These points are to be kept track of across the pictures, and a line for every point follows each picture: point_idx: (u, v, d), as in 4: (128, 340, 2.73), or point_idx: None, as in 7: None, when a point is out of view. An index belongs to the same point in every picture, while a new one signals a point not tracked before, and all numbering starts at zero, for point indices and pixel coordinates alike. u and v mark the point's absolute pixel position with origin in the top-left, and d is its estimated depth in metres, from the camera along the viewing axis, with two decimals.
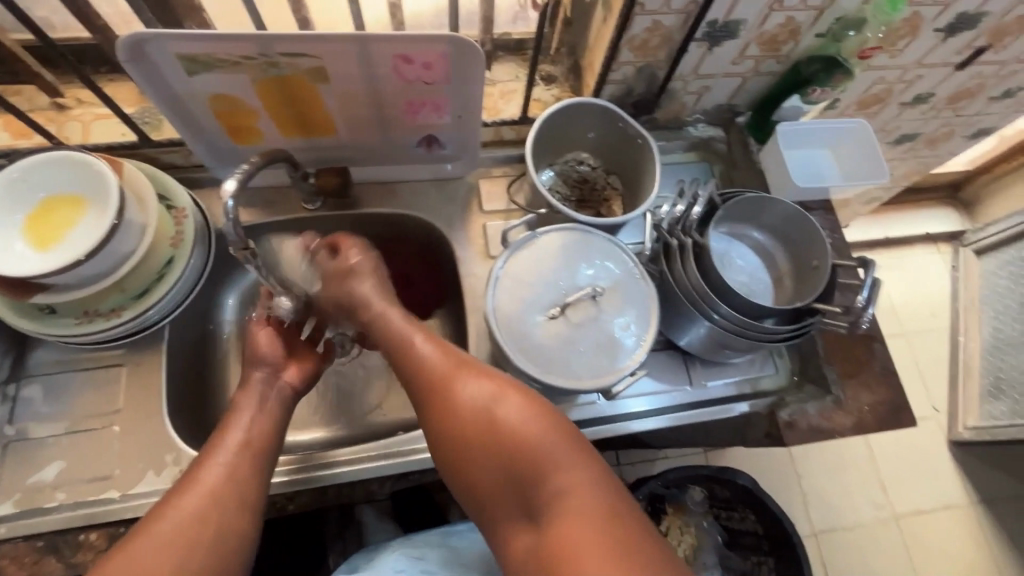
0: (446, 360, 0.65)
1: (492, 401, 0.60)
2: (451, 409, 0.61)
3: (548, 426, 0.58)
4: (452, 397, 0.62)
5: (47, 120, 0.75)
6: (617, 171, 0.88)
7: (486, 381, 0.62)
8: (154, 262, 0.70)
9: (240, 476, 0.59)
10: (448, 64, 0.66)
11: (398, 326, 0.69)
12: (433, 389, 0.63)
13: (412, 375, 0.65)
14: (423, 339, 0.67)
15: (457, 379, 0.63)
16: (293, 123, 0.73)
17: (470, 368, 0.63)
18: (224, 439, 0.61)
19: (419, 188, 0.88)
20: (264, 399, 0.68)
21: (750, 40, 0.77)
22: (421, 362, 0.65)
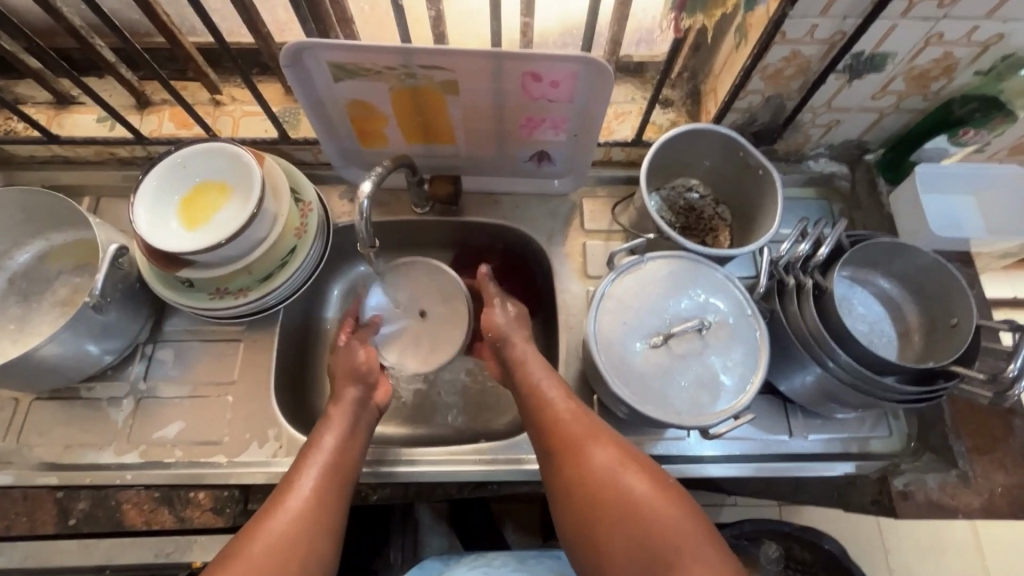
0: (578, 418, 0.63)
1: (616, 472, 0.58)
2: (575, 470, 0.60)
3: (677, 511, 0.56)
4: (582, 462, 0.60)
5: (205, 114, 0.84)
6: (728, 201, 0.85)
7: (615, 449, 0.60)
8: (280, 251, 0.75)
9: (327, 500, 0.60)
10: (575, 83, 0.67)
11: (530, 368, 0.69)
12: (560, 447, 0.62)
13: (542, 430, 0.64)
14: (555, 393, 0.66)
15: (586, 442, 0.61)
16: (418, 132, 0.76)
17: (598, 432, 0.62)
18: (315, 455, 0.62)
19: (524, 201, 0.89)
20: (355, 420, 0.67)
21: (898, 74, 0.71)
22: (551, 418, 0.64)
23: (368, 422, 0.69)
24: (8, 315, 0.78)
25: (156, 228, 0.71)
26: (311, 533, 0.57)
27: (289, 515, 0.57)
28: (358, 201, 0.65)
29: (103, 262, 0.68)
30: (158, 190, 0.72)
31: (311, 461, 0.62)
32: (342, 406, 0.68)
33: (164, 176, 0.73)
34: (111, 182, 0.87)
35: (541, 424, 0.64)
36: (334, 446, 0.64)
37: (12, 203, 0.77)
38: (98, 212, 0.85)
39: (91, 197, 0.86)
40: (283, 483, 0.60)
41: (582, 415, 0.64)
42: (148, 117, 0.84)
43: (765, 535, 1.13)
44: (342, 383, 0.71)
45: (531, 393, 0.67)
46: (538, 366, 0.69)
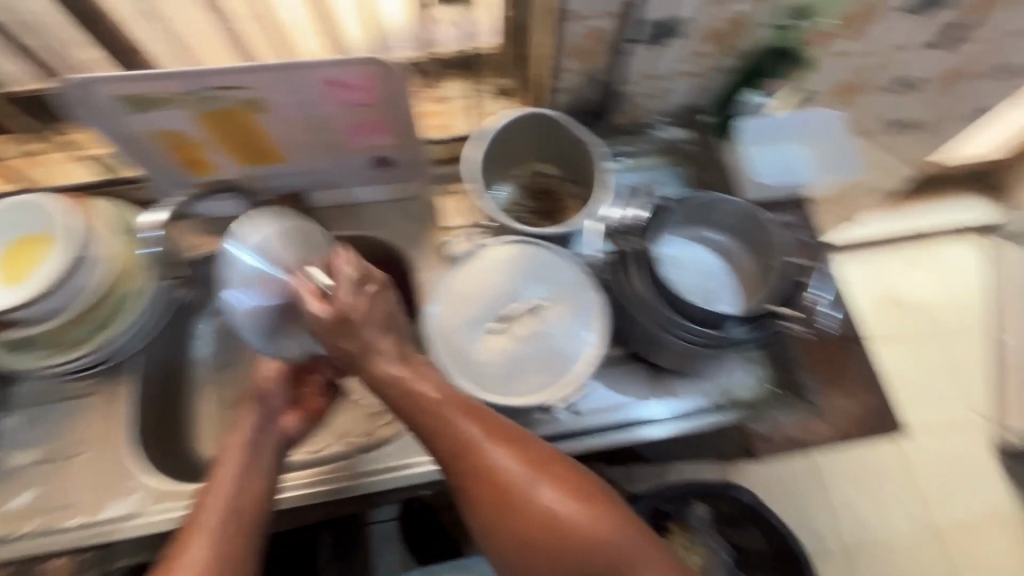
0: (501, 450, 0.58)
1: (546, 492, 0.57)
2: (495, 492, 0.57)
3: (613, 527, 0.57)
4: (516, 498, 0.56)
5: (21, 166, 0.81)
6: (577, 178, 0.86)
7: (548, 475, 0.58)
8: (113, 300, 0.74)
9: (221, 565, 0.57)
10: (380, 85, 0.67)
11: (422, 392, 0.59)
12: (488, 486, 0.57)
13: (452, 458, 0.58)
14: (469, 424, 0.58)
15: (516, 475, 0.57)
16: (246, 154, 0.75)
17: (512, 446, 0.59)
18: (206, 513, 0.60)
19: (380, 209, 0.89)
20: (252, 454, 0.65)
21: (698, 37, 0.74)
22: (463, 443, 0.58)
23: (266, 459, 0.66)
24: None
25: None
26: None
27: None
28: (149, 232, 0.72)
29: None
30: None
31: (199, 524, 0.59)
32: (235, 447, 0.66)
33: None
34: None
35: (461, 463, 0.58)
36: (229, 488, 0.62)
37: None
38: None
39: None
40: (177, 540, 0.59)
41: (506, 445, 0.58)
42: None
43: (690, 495, 1.15)
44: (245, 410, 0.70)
45: (445, 432, 0.58)
46: (438, 386, 0.60)
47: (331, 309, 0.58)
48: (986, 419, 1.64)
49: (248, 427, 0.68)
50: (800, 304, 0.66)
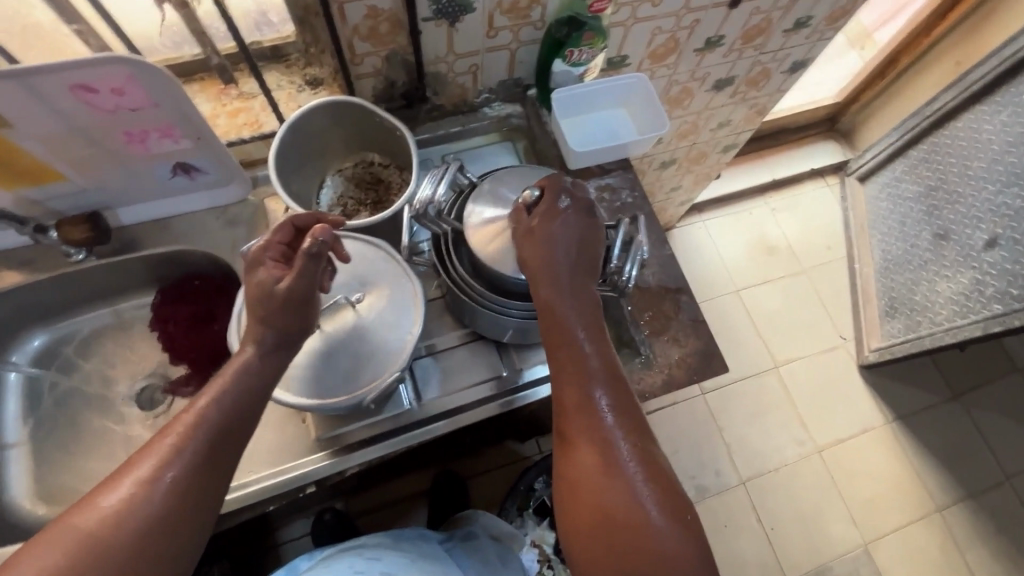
0: (623, 420, 0.59)
1: (635, 476, 0.56)
2: (589, 454, 0.57)
3: (693, 543, 0.54)
4: (599, 473, 0.56)
5: None
6: (406, 165, 0.83)
7: (637, 459, 0.57)
8: None
9: (185, 496, 0.49)
10: (142, 87, 0.62)
11: (598, 327, 0.63)
12: (598, 450, 0.57)
13: (576, 408, 0.60)
14: (608, 382, 0.60)
15: (619, 451, 0.57)
16: (8, 174, 0.68)
17: (629, 422, 0.59)
18: (180, 438, 0.51)
19: (199, 219, 0.82)
20: (239, 377, 0.55)
21: (493, 11, 0.74)
22: (589, 396, 0.59)
23: (243, 388, 0.55)
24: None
25: None
26: (155, 539, 0.47)
27: (98, 516, 0.46)
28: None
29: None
30: None
31: (165, 448, 0.50)
32: (249, 377, 0.56)
33: None
34: None
35: (586, 420, 0.59)
36: (219, 422, 0.53)
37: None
38: None
39: None
40: (148, 451, 0.50)
41: (620, 419, 0.59)
42: None
43: None
44: (253, 324, 0.57)
45: (612, 376, 0.61)
46: (595, 341, 0.62)
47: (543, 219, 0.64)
48: (852, 341, 1.82)
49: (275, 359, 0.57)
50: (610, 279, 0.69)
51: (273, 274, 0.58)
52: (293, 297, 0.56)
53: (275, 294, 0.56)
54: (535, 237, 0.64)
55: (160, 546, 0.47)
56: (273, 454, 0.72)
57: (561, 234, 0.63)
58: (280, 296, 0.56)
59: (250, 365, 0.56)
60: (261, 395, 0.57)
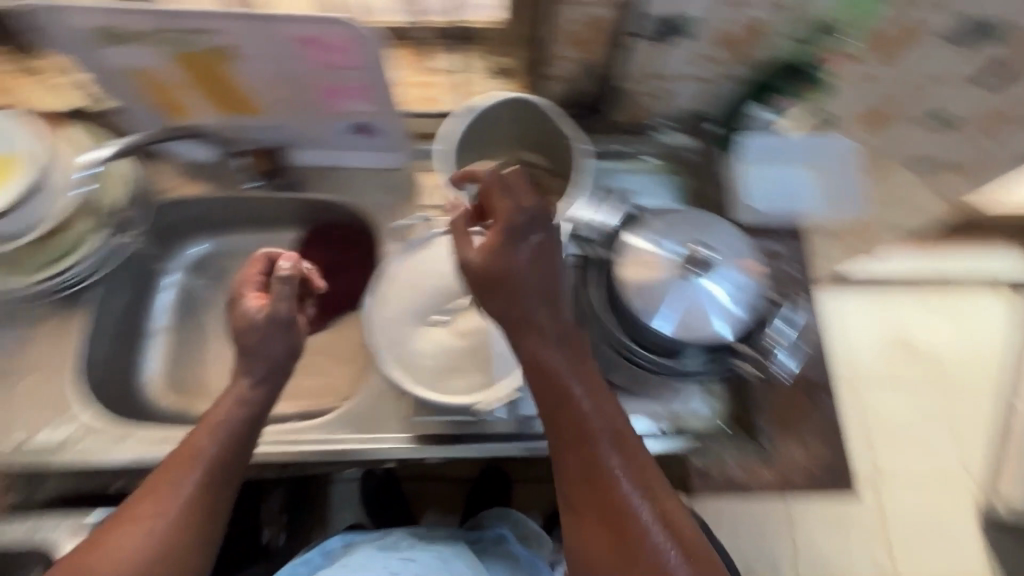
0: (631, 478, 0.50)
1: (656, 540, 0.48)
2: (601, 527, 0.49)
3: None
4: (617, 543, 0.49)
5: (13, 83, 0.82)
6: (566, 174, 0.78)
7: (659, 522, 0.49)
8: (75, 231, 0.74)
9: (194, 519, 0.54)
10: (359, 50, 0.64)
11: (573, 366, 0.53)
12: (608, 519, 0.49)
13: (580, 475, 0.51)
14: (611, 437, 0.51)
15: (636, 515, 0.49)
16: (220, 102, 0.73)
17: (645, 478, 0.51)
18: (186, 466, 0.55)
19: (359, 176, 0.86)
20: (232, 410, 0.59)
21: (707, 40, 0.68)
22: (592, 459, 0.50)
23: (240, 415, 0.59)
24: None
25: None
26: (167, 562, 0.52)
27: (117, 551, 0.51)
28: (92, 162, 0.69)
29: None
30: None
31: (169, 478, 0.55)
32: (240, 409, 0.59)
33: None
34: None
35: (593, 485, 0.50)
36: (216, 459, 0.56)
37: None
38: None
39: None
40: (144, 497, 0.54)
41: (628, 476, 0.50)
42: None
43: None
44: (240, 358, 0.61)
45: (620, 432, 0.52)
46: (588, 389, 0.52)
47: (491, 251, 0.52)
48: None
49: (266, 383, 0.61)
50: (758, 341, 0.64)
51: (256, 308, 0.61)
52: (269, 329, 0.60)
53: (240, 331, 0.60)
54: (493, 254, 0.52)
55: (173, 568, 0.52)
56: (368, 421, 0.74)
57: (524, 246, 0.52)
58: (247, 329, 0.60)
59: (242, 399, 0.59)
60: (253, 426, 0.60)
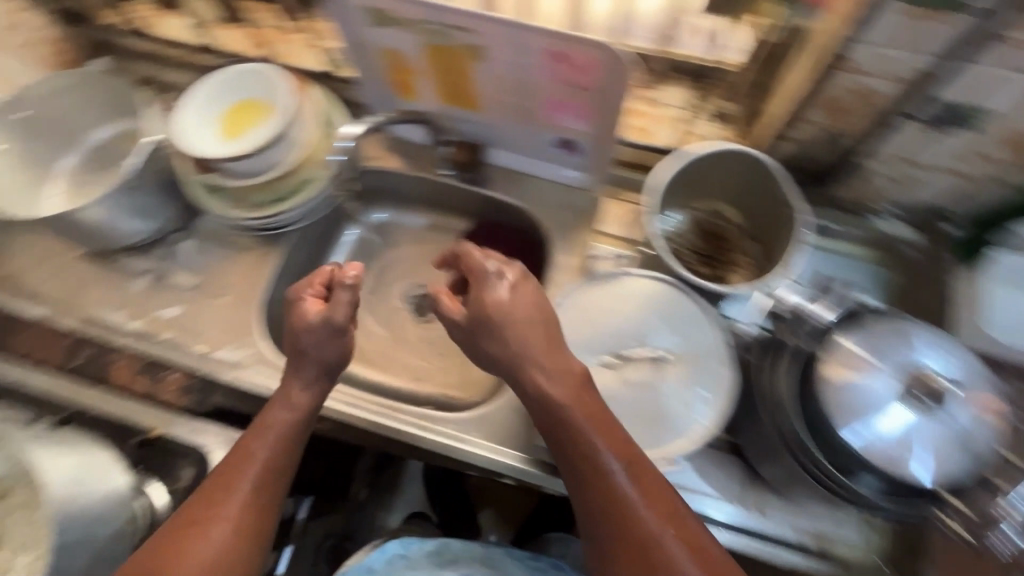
0: (650, 510, 0.52)
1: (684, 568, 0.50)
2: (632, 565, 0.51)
3: None
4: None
5: (275, 38, 0.91)
6: (761, 240, 0.76)
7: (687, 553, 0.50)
8: (296, 178, 0.81)
9: (248, 520, 0.58)
10: (601, 73, 0.63)
11: (597, 412, 0.56)
12: (633, 553, 0.51)
13: (602, 511, 0.53)
14: (624, 469, 0.54)
15: (660, 547, 0.51)
16: (448, 91, 0.76)
17: (663, 510, 0.53)
18: (242, 471, 0.60)
19: (545, 187, 0.86)
20: (281, 423, 0.63)
21: (997, 140, 0.59)
22: (614, 493, 0.53)
23: (287, 426, 0.64)
24: (82, 177, 0.91)
25: (196, 129, 0.78)
26: (226, 562, 0.56)
27: (176, 562, 0.54)
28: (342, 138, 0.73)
29: (138, 152, 0.76)
30: (207, 101, 0.81)
31: (223, 485, 0.59)
32: (288, 409, 0.64)
33: (215, 90, 0.81)
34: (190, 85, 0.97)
35: (616, 522, 0.52)
36: (268, 455, 0.61)
37: (90, 86, 0.87)
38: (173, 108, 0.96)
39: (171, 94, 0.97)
40: (206, 497, 0.59)
41: (649, 507, 0.52)
42: (229, 33, 0.93)
43: None
44: (291, 367, 0.66)
45: (637, 468, 0.54)
46: (609, 439, 0.55)
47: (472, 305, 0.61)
48: None
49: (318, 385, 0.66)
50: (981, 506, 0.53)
51: (308, 311, 0.65)
52: (322, 324, 0.64)
53: (297, 339, 0.65)
54: (486, 315, 0.59)
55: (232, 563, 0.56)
56: (500, 432, 0.74)
57: (509, 311, 0.59)
58: (310, 338, 0.64)
59: (289, 403, 0.64)
60: (301, 434, 0.65)
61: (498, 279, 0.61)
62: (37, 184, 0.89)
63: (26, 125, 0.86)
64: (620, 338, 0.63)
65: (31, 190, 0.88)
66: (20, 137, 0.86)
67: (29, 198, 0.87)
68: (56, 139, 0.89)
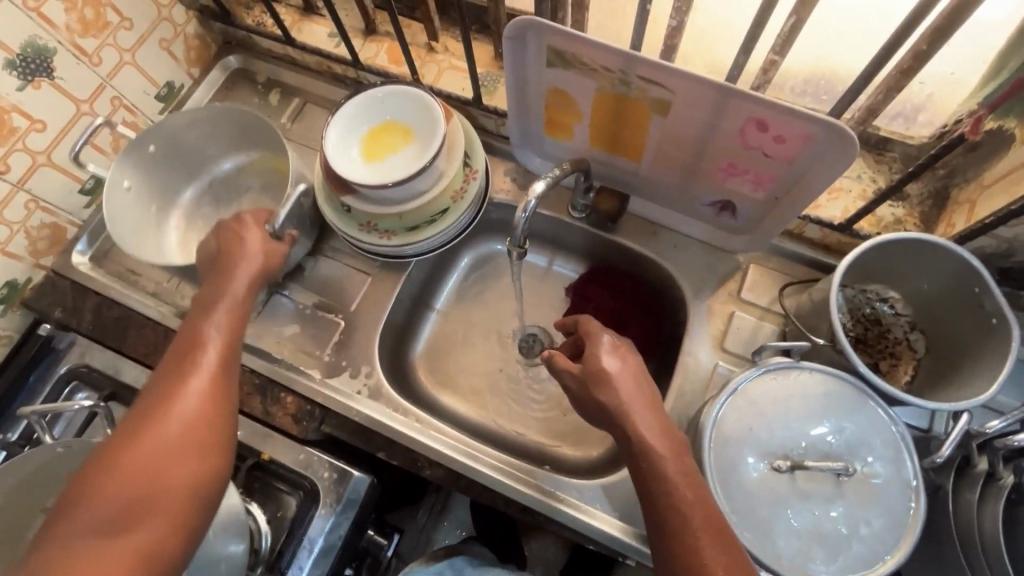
0: (668, 461, 0.54)
1: (690, 517, 0.51)
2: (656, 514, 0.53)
3: None
4: (664, 519, 0.52)
5: (417, 56, 0.87)
6: (927, 331, 0.70)
7: (697, 506, 0.52)
8: (432, 208, 0.77)
9: (221, 392, 0.55)
10: (803, 146, 0.58)
11: (637, 386, 0.60)
12: (655, 501, 0.53)
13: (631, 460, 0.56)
14: (651, 427, 0.57)
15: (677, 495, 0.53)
16: (606, 137, 0.72)
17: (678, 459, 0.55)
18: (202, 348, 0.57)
19: (684, 245, 0.81)
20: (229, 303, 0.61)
21: None
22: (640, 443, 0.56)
23: (231, 305, 0.61)
24: (201, 213, 0.89)
25: (338, 148, 0.75)
26: (204, 425, 0.52)
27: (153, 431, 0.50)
28: (527, 198, 0.63)
29: (287, 197, 0.72)
30: (351, 118, 0.76)
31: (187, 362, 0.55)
32: (237, 281, 0.63)
33: (359, 108, 0.76)
34: (319, 92, 0.95)
35: (642, 474, 0.55)
36: (219, 329, 0.59)
37: (225, 122, 0.85)
38: (301, 114, 0.94)
39: (299, 99, 0.95)
40: (169, 371, 0.55)
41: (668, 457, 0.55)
42: (369, 45, 0.90)
43: None
44: (223, 259, 0.65)
45: (660, 429, 0.57)
46: (650, 409, 0.58)
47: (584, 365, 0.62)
48: None
49: (256, 255, 0.66)
50: None
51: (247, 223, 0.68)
52: (261, 237, 0.68)
53: (235, 238, 0.67)
54: (598, 378, 0.60)
55: (207, 426, 0.52)
56: (626, 509, 0.69)
57: (616, 374, 0.60)
58: (249, 236, 0.67)
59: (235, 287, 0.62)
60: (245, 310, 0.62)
61: (613, 346, 0.62)
62: (159, 219, 0.85)
63: (155, 159, 0.83)
64: (787, 440, 0.57)
65: (154, 226, 0.84)
66: (148, 170, 0.83)
67: (150, 236, 0.83)
68: (181, 169, 0.87)
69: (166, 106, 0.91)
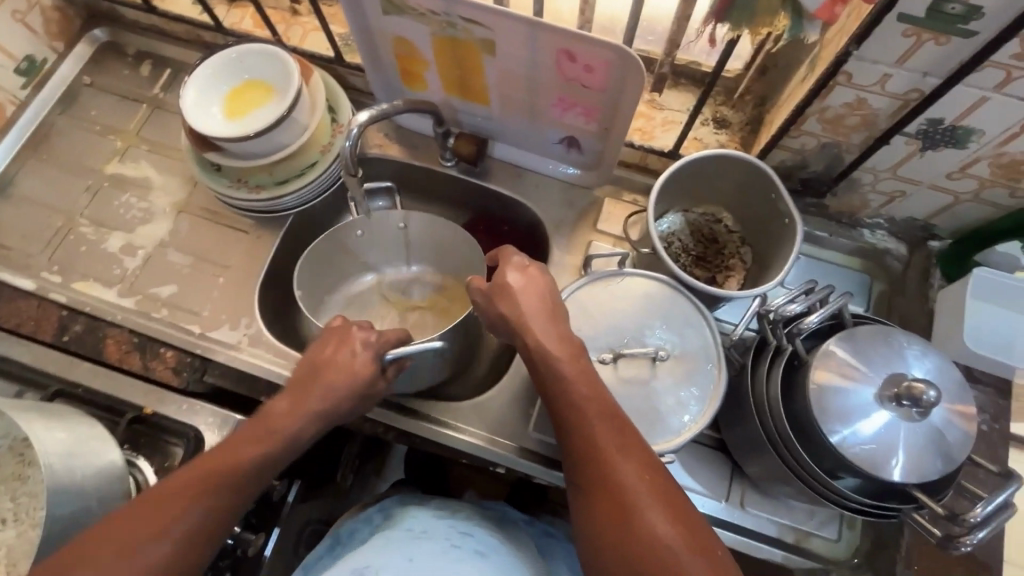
0: (570, 367, 0.58)
1: (596, 419, 0.54)
2: (571, 422, 0.55)
3: (652, 486, 0.50)
4: (578, 425, 0.55)
5: (280, 20, 0.90)
6: (754, 244, 0.79)
7: (605, 412, 0.55)
8: (301, 161, 0.81)
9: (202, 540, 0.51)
10: (608, 73, 0.65)
11: (542, 302, 0.62)
12: (564, 405, 0.56)
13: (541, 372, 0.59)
14: (555, 339, 0.59)
15: (585, 400, 0.56)
16: (455, 82, 0.77)
17: (580, 364, 0.58)
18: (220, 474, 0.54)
19: (546, 184, 0.87)
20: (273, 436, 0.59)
21: (982, 157, 0.61)
22: (547, 353, 0.59)
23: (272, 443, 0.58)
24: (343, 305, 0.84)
25: (198, 107, 0.77)
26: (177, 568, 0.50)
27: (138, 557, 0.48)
28: (350, 126, 0.71)
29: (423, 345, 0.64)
30: (210, 78, 0.79)
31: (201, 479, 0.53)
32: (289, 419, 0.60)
33: (219, 66, 0.79)
34: (190, 62, 0.96)
35: (551, 381, 0.58)
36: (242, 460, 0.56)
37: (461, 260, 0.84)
38: (171, 84, 0.95)
39: (170, 70, 0.96)
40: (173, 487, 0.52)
41: (574, 365, 0.58)
42: (233, 11, 0.92)
43: None
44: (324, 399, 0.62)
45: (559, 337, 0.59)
46: (553, 321, 0.61)
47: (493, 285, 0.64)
48: None
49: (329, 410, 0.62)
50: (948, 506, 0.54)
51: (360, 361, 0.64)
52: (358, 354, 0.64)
53: (347, 364, 0.64)
54: (505, 295, 0.62)
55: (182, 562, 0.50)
56: (494, 423, 0.75)
57: (523, 291, 0.62)
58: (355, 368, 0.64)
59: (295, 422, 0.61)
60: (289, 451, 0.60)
61: (524, 270, 0.64)
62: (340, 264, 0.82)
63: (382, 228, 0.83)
64: (612, 336, 0.65)
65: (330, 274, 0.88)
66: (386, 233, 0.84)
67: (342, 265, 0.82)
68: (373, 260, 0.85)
69: (27, 80, 0.90)
